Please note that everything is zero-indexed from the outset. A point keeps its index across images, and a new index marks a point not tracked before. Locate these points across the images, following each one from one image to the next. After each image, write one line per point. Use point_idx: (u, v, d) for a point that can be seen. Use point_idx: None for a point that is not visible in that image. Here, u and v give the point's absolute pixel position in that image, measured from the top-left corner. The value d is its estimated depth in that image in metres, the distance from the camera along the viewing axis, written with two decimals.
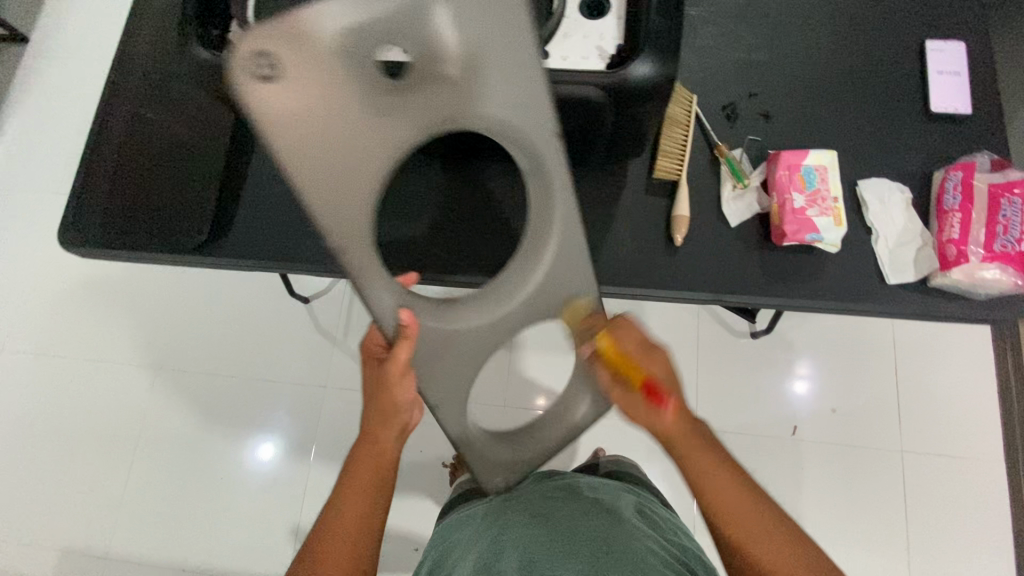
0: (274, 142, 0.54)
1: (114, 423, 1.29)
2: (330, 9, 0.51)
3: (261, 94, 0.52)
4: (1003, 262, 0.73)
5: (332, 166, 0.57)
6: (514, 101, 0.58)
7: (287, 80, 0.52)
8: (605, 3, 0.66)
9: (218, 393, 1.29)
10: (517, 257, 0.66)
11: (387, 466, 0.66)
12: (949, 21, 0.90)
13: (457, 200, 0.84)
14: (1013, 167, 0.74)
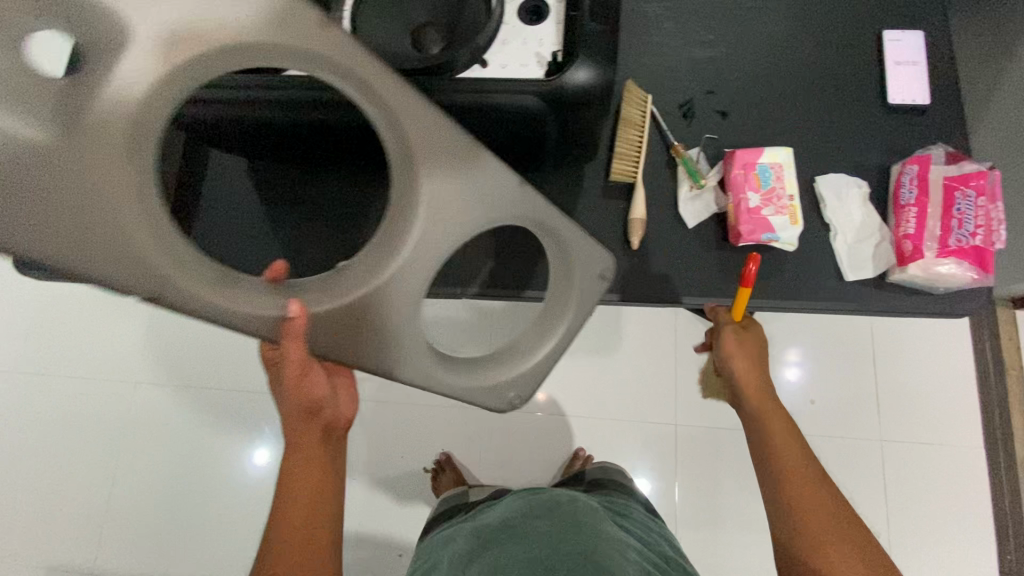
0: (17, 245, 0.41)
1: (88, 443, 1.28)
2: None
3: None
4: (959, 257, 0.72)
5: (95, 222, 0.43)
6: (318, 45, 0.46)
7: None
8: (544, 7, 0.64)
9: (195, 407, 1.27)
10: (382, 226, 0.54)
11: (327, 473, 0.66)
12: (908, 8, 0.88)
13: (354, 207, 0.88)
14: (968, 160, 0.73)
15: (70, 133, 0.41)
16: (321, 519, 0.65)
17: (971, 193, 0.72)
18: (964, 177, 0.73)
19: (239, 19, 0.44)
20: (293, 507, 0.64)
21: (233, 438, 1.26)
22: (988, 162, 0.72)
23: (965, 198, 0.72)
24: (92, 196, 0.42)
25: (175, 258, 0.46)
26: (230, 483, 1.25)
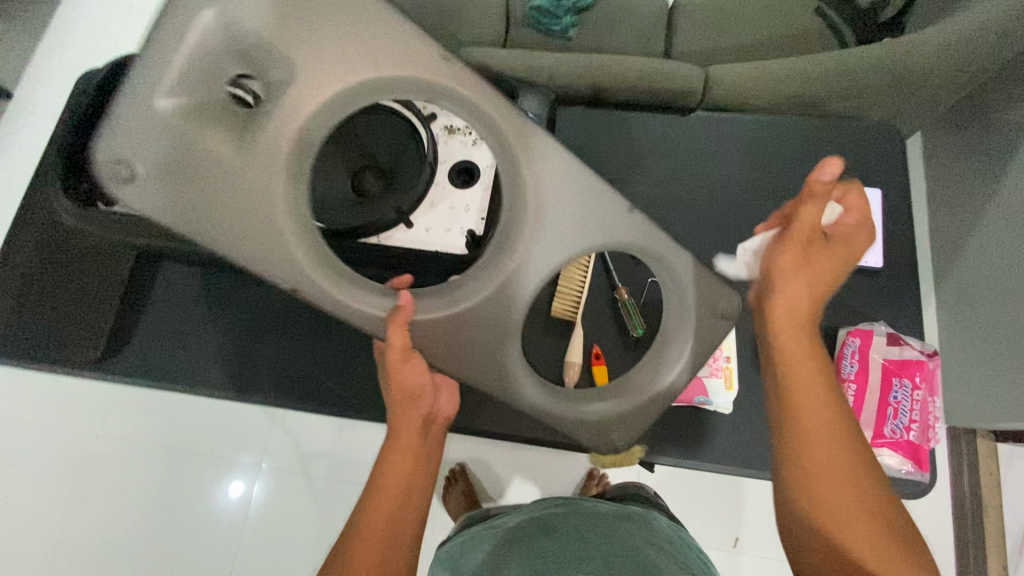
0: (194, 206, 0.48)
1: (44, 490, 1.31)
2: (167, 100, 0.45)
3: (138, 183, 0.47)
4: (894, 448, 0.70)
5: (238, 189, 0.48)
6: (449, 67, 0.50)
7: (163, 168, 0.47)
8: (475, 170, 0.66)
9: (155, 462, 1.31)
10: (526, 232, 0.53)
11: (415, 471, 0.59)
12: (867, 167, 0.88)
13: (314, 341, 0.88)
14: (907, 343, 0.70)
15: (146, 183, 0.47)
16: (402, 512, 0.58)
17: (908, 383, 0.71)
18: (905, 363, 0.71)
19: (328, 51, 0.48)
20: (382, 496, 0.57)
21: (198, 481, 1.30)
22: (929, 349, 0.70)
23: (901, 386, 0.71)
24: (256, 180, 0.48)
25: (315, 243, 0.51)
26: (198, 522, 1.29)
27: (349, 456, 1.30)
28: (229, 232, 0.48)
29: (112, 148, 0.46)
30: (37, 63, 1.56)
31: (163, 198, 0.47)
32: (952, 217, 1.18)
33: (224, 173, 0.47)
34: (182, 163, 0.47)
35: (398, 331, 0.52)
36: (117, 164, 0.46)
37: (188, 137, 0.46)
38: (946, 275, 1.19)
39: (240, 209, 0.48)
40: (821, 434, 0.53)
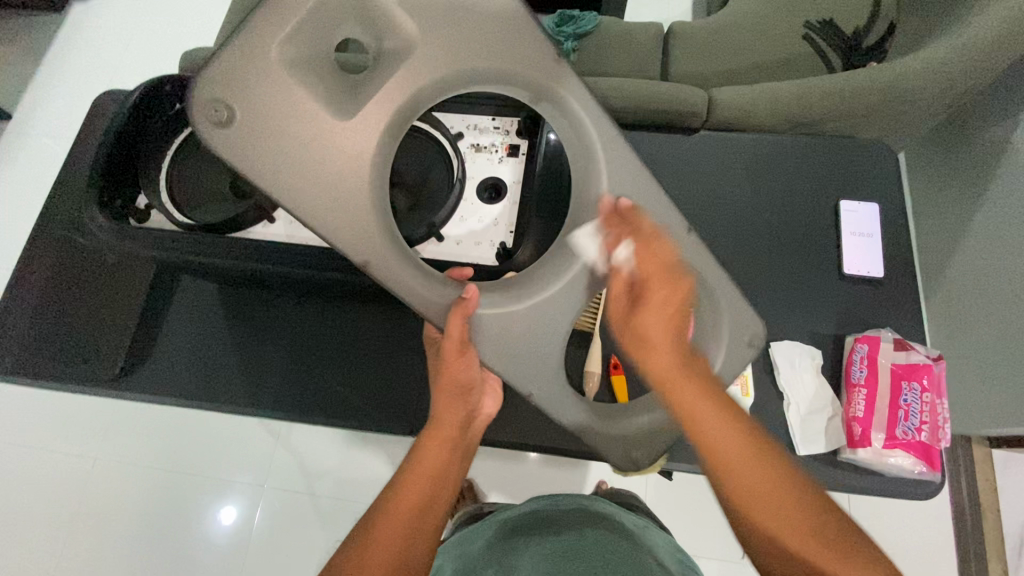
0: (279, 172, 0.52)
1: (50, 508, 1.31)
2: (276, 57, 0.51)
3: (232, 139, 0.51)
4: (907, 449, 0.73)
5: (321, 162, 0.52)
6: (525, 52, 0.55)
7: (256, 125, 0.51)
8: (502, 187, 0.69)
9: (158, 480, 1.30)
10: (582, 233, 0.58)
11: (449, 462, 0.59)
12: (864, 182, 0.93)
13: (329, 356, 0.88)
14: (914, 349, 0.76)
15: (236, 138, 0.51)
16: (430, 500, 0.57)
17: (917, 385, 0.75)
18: (912, 367, 0.76)
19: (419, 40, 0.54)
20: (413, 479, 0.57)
21: (200, 502, 1.28)
22: (934, 353, 0.75)
23: (911, 389, 0.75)
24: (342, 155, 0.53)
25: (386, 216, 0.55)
26: (200, 544, 1.26)
27: (353, 475, 1.28)
28: (304, 192, 0.53)
29: (213, 91, 0.50)
30: (55, 98, 1.63)
31: (250, 147, 0.51)
32: (937, 232, 1.24)
33: (313, 136, 0.52)
34: (276, 120, 0.51)
35: (458, 318, 0.55)
36: (216, 109, 0.50)
37: (292, 97, 0.51)
38: (934, 287, 1.25)
39: (324, 177, 0.53)
40: (733, 467, 0.51)
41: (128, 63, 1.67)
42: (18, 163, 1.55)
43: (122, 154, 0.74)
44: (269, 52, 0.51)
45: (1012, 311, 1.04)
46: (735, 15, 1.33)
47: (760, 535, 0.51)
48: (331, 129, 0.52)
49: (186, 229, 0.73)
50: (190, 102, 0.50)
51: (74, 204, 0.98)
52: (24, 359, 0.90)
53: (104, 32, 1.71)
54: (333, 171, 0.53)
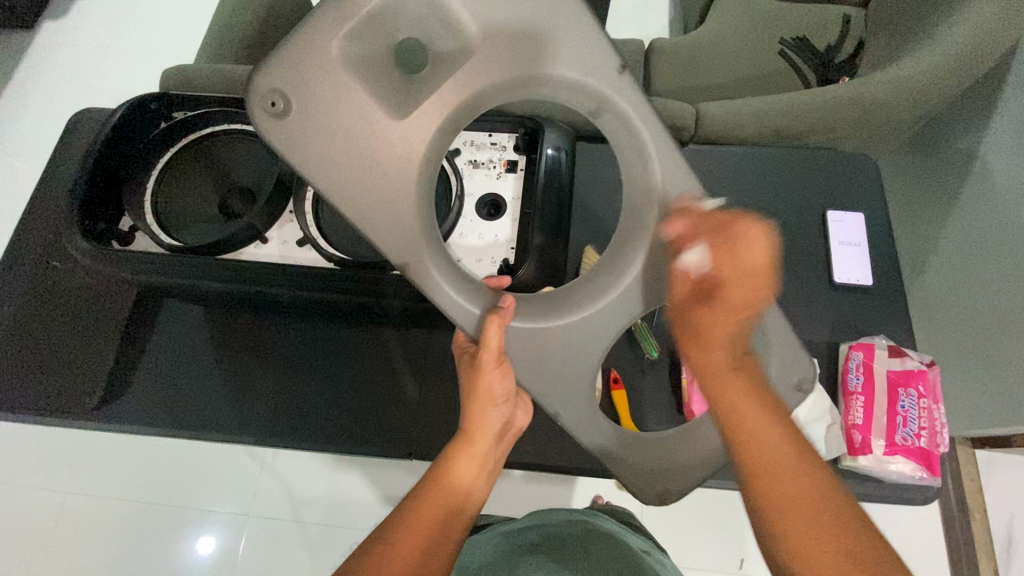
0: (329, 168, 0.52)
1: (16, 546, 1.23)
2: (339, 51, 0.50)
3: (283, 129, 0.51)
4: (906, 455, 0.74)
5: (370, 163, 0.52)
6: (586, 54, 0.53)
7: (308, 119, 0.51)
8: (501, 204, 0.69)
9: (134, 511, 1.24)
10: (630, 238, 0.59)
11: (477, 472, 0.60)
12: (849, 192, 0.95)
13: (322, 378, 0.85)
14: (908, 355, 0.77)
15: (284, 125, 0.51)
16: (457, 510, 0.57)
17: (914, 392, 0.76)
18: (909, 373, 0.77)
19: (480, 44, 0.52)
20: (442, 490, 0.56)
21: (180, 534, 1.22)
22: (928, 359, 0.77)
23: (908, 396, 0.76)
24: (396, 159, 0.52)
25: (427, 219, 0.55)
26: None
27: (342, 498, 1.24)
28: (350, 191, 0.53)
29: (268, 81, 0.50)
30: (21, 117, 1.58)
31: (302, 139, 0.51)
32: (912, 240, 1.27)
33: (367, 139, 0.52)
34: (331, 118, 0.51)
35: (496, 328, 0.56)
36: (272, 100, 0.50)
37: (352, 94, 0.50)
38: (912, 293, 1.28)
39: (374, 175, 0.53)
40: (768, 469, 0.47)
41: (98, 81, 1.63)
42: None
43: (103, 172, 0.72)
44: (330, 45, 0.49)
45: (989, 315, 1.07)
46: (711, 31, 1.36)
47: (775, 531, 0.46)
48: (383, 135, 0.52)
49: (171, 248, 0.70)
50: (250, 89, 0.50)
51: (45, 230, 0.94)
52: None
53: (73, 50, 1.67)
54: (381, 172, 0.53)
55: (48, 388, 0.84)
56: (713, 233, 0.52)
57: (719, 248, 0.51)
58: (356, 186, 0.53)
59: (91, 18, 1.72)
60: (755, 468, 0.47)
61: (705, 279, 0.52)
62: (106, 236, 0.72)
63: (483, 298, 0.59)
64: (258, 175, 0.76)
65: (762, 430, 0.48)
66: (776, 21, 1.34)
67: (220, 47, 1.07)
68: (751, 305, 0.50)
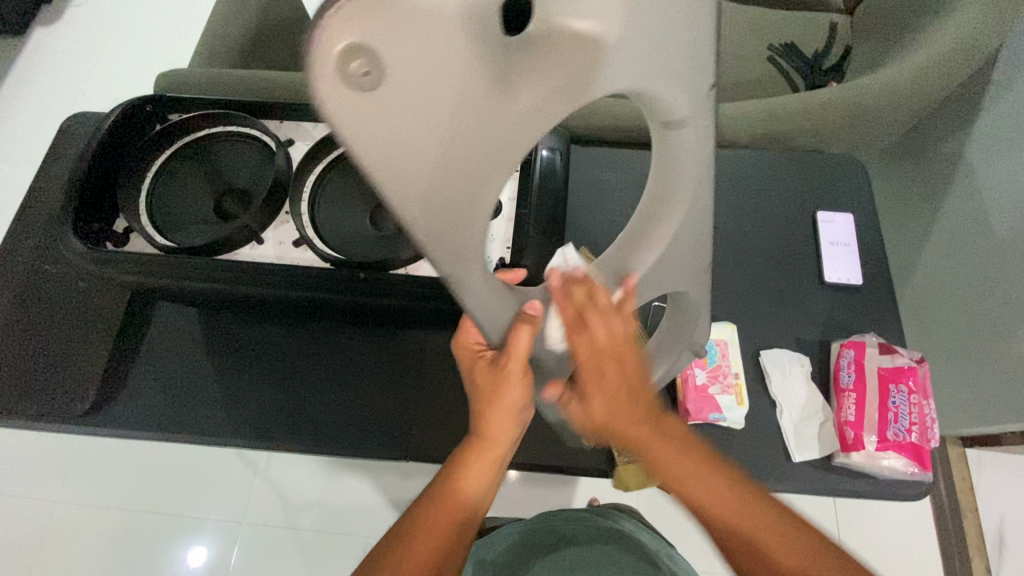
0: (408, 180, 0.31)
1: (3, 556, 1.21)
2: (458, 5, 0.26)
3: (354, 117, 0.27)
4: (898, 451, 0.75)
5: (460, 177, 0.33)
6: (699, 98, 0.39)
7: (393, 106, 0.28)
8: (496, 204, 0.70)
9: (124, 520, 1.22)
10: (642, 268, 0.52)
11: (489, 478, 0.58)
12: (839, 192, 0.96)
13: (318, 377, 0.85)
14: (898, 352, 0.79)
15: (355, 109, 0.27)
16: (474, 507, 0.58)
17: (904, 388, 0.77)
18: (899, 370, 0.78)
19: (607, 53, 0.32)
20: (458, 492, 0.56)
21: (172, 543, 1.21)
22: (917, 356, 0.78)
23: (899, 392, 0.77)
24: (486, 173, 0.34)
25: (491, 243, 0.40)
26: None
27: (337, 503, 1.23)
28: (431, 212, 0.34)
29: (348, 25, 0.25)
30: (10, 123, 1.57)
31: (386, 134, 0.29)
32: (901, 241, 1.29)
33: (467, 143, 0.32)
34: (433, 105, 0.29)
35: (528, 338, 0.48)
36: (360, 64, 0.26)
37: (462, 70, 0.29)
38: (901, 294, 1.29)
39: (456, 193, 0.34)
40: (703, 502, 0.52)
41: (87, 87, 1.62)
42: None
43: (98, 174, 0.72)
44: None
45: (978, 315, 1.08)
46: None
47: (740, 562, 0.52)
48: (477, 147, 0.32)
49: (167, 249, 0.70)
50: (313, 35, 0.24)
51: (37, 233, 0.93)
52: None
53: (62, 56, 1.67)
54: (464, 187, 0.34)
55: (39, 393, 0.83)
56: (578, 314, 0.47)
57: (582, 327, 0.48)
58: (435, 205, 0.34)
59: (82, 25, 1.72)
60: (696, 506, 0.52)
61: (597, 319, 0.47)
62: (99, 237, 0.71)
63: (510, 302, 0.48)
64: (253, 176, 0.76)
65: (692, 468, 0.51)
66: (764, 28, 1.36)
67: (212, 52, 1.08)
68: (630, 377, 0.49)
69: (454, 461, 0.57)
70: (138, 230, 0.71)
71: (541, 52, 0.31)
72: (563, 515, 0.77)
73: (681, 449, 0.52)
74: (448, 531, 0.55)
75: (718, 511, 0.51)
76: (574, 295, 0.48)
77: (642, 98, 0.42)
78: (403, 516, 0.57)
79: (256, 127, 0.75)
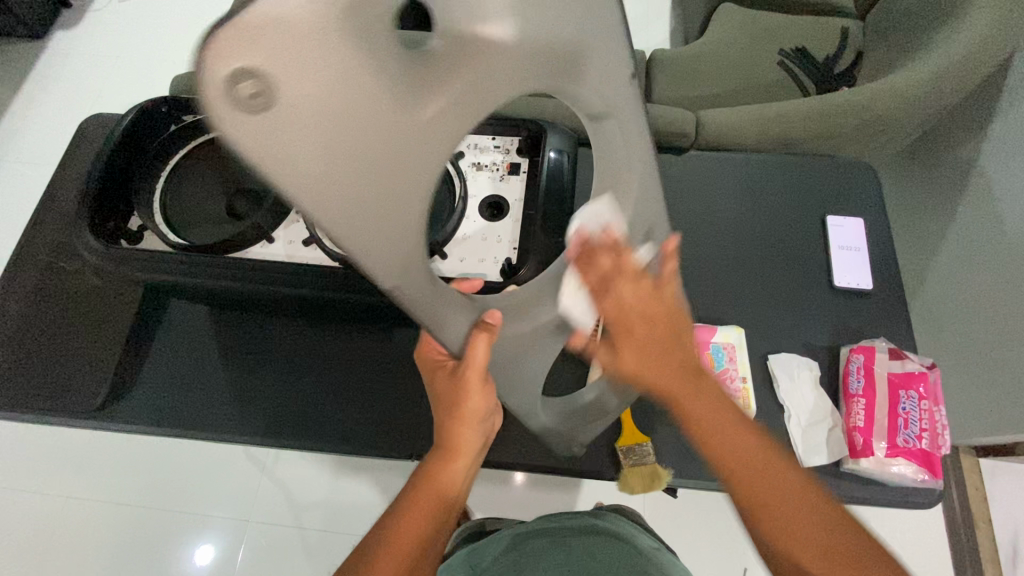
0: (320, 188, 0.33)
1: (14, 551, 1.23)
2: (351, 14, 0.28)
3: (248, 138, 0.29)
4: (908, 457, 0.74)
5: (376, 184, 0.35)
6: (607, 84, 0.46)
7: (290, 122, 0.29)
8: (504, 205, 0.71)
9: (132, 518, 1.24)
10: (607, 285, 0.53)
11: (460, 483, 0.59)
12: (849, 196, 0.96)
13: (321, 377, 0.86)
14: (908, 357, 0.78)
15: (250, 126, 0.28)
16: (449, 508, 0.58)
17: (914, 393, 0.77)
18: (908, 375, 0.77)
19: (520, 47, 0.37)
20: (434, 492, 0.57)
21: (179, 541, 1.22)
22: (928, 361, 0.77)
23: (909, 397, 0.76)
24: (404, 174, 0.36)
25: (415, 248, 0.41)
26: None
27: (342, 503, 1.24)
28: (342, 205, 0.34)
29: (237, 53, 0.26)
30: (29, 126, 1.60)
31: (288, 133, 0.30)
32: (913, 247, 1.27)
33: (372, 135, 0.33)
34: (339, 106, 0.31)
35: (482, 345, 0.50)
36: (251, 79, 0.27)
37: (359, 83, 0.31)
38: (913, 300, 1.28)
39: (374, 198, 0.36)
40: (741, 470, 0.50)
41: (104, 91, 1.66)
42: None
43: (113, 173, 0.73)
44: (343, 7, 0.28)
45: (991, 321, 1.07)
46: (710, 42, 1.38)
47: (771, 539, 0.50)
48: (394, 153, 0.35)
49: (179, 248, 0.71)
50: (197, 68, 0.26)
51: (51, 234, 0.95)
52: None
53: (81, 60, 1.70)
54: (386, 191, 0.36)
55: (51, 391, 0.85)
56: (604, 277, 0.49)
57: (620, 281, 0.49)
58: (353, 208, 0.35)
59: (99, 30, 1.75)
60: (735, 476, 0.50)
61: (615, 272, 0.49)
62: (112, 236, 0.73)
63: (465, 310, 0.50)
64: (264, 176, 0.77)
65: (728, 436, 0.50)
66: (775, 33, 1.36)
67: None
68: (662, 333, 0.49)
69: (426, 460, 0.59)
70: (151, 230, 0.72)
71: (455, 61, 0.35)
72: (553, 519, 0.77)
73: (716, 412, 0.50)
74: (425, 533, 0.55)
75: (755, 478, 0.50)
76: (601, 255, 0.49)
77: (588, 99, 0.46)
78: (379, 519, 0.58)
79: None
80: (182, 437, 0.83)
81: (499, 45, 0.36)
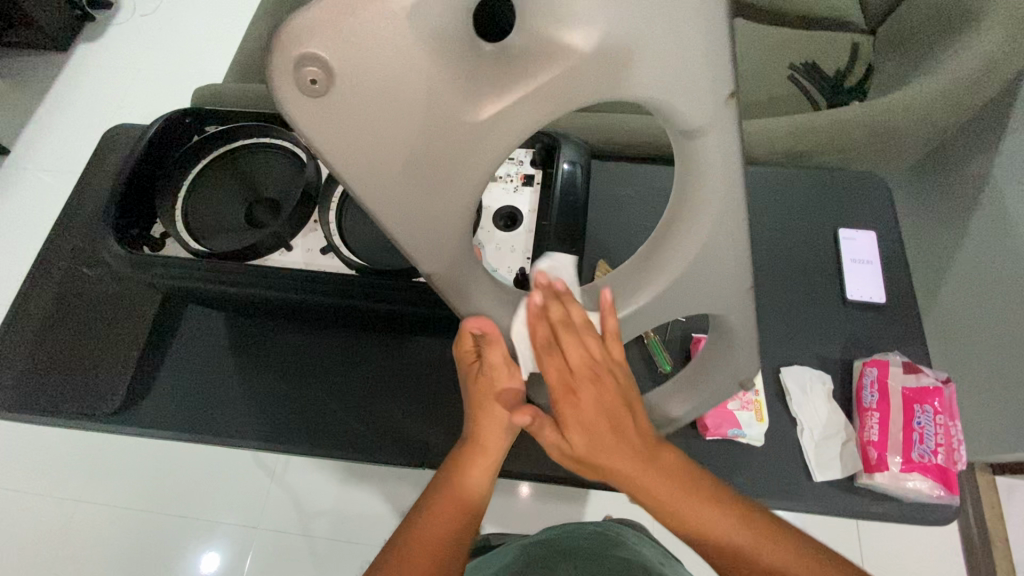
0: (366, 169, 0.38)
1: (26, 552, 1.24)
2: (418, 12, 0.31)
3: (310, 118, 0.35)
4: (924, 473, 0.74)
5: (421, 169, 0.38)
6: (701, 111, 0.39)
7: (342, 108, 0.34)
8: (518, 215, 0.72)
9: (143, 522, 1.24)
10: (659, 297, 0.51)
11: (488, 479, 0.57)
12: (862, 209, 0.96)
13: (337, 384, 0.87)
14: (923, 372, 0.78)
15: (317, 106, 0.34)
16: (477, 505, 0.57)
17: (930, 408, 0.76)
18: (924, 390, 0.77)
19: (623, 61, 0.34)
20: (461, 488, 0.56)
21: (188, 545, 1.22)
22: (943, 375, 0.77)
23: (924, 413, 0.76)
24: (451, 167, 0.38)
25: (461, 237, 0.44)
26: None
27: (350, 511, 1.24)
28: (387, 186, 0.39)
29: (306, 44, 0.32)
30: (52, 134, 1.65)
31: (341, 119, 0.35)
32: (926, 261, 1.27)
33: (427, 128, 0.36)
34: (391, 97, 0.34)
35: None
36: (313, 66, 0.32)
37: (423, 79, 0.34)
38: (926, 314, 1.27)
39: (421, 185, 0.39)
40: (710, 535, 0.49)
41: (126, 102, 1.70)
42: (10, 198, 1.54)
43: (138, 182, 0.75)
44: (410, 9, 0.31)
45: (1005, 336, 1.06)
46: None
47: None
48: (446, 148, 0.37)
49: (199, 255, 0.73)
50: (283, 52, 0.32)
51: (75, 238, 0.98)
52: (19, 393, 0.87)
53: (104, 72, 1.75)
54: (429, 180, 0.39)
55: (70, 394, 0.86)
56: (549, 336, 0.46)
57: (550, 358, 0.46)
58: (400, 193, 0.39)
59: (122, 42, 1.80)
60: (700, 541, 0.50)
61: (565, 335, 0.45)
62: (135, 242, 0.74)
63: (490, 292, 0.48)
64: (284, 186, 0.78)
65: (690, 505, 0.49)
66: (783, 47, 1.37)
67: (247, 67, 1.12)
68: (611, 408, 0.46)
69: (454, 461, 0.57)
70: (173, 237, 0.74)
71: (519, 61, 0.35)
72: (559, 529, 0.78)
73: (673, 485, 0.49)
74: (450, 532, 0.54)
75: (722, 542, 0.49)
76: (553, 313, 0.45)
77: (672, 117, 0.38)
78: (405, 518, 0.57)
79: (289, 139, 0.78)
80: (199, 441, 0.85)
81: (583, 55, 0.34)
